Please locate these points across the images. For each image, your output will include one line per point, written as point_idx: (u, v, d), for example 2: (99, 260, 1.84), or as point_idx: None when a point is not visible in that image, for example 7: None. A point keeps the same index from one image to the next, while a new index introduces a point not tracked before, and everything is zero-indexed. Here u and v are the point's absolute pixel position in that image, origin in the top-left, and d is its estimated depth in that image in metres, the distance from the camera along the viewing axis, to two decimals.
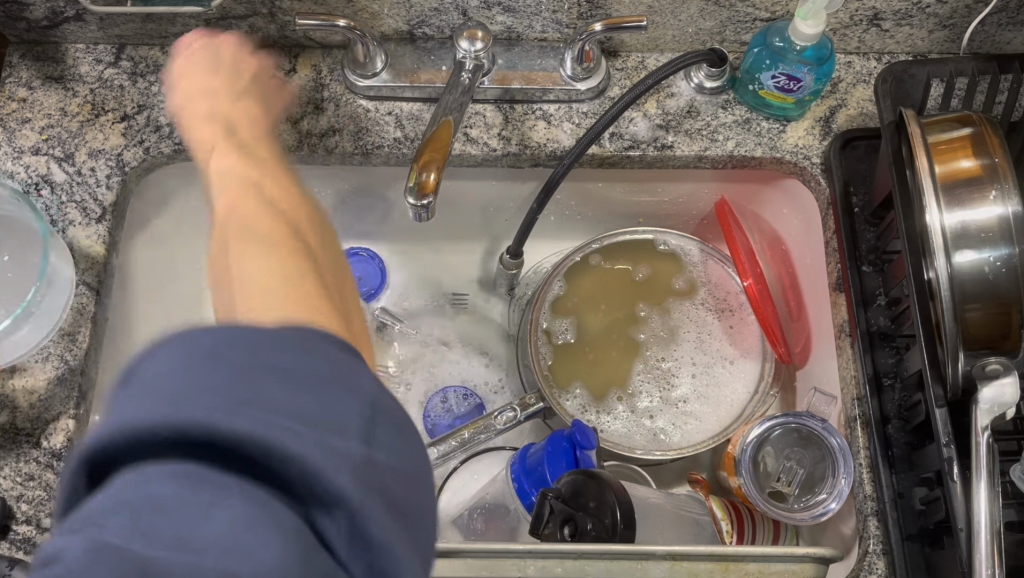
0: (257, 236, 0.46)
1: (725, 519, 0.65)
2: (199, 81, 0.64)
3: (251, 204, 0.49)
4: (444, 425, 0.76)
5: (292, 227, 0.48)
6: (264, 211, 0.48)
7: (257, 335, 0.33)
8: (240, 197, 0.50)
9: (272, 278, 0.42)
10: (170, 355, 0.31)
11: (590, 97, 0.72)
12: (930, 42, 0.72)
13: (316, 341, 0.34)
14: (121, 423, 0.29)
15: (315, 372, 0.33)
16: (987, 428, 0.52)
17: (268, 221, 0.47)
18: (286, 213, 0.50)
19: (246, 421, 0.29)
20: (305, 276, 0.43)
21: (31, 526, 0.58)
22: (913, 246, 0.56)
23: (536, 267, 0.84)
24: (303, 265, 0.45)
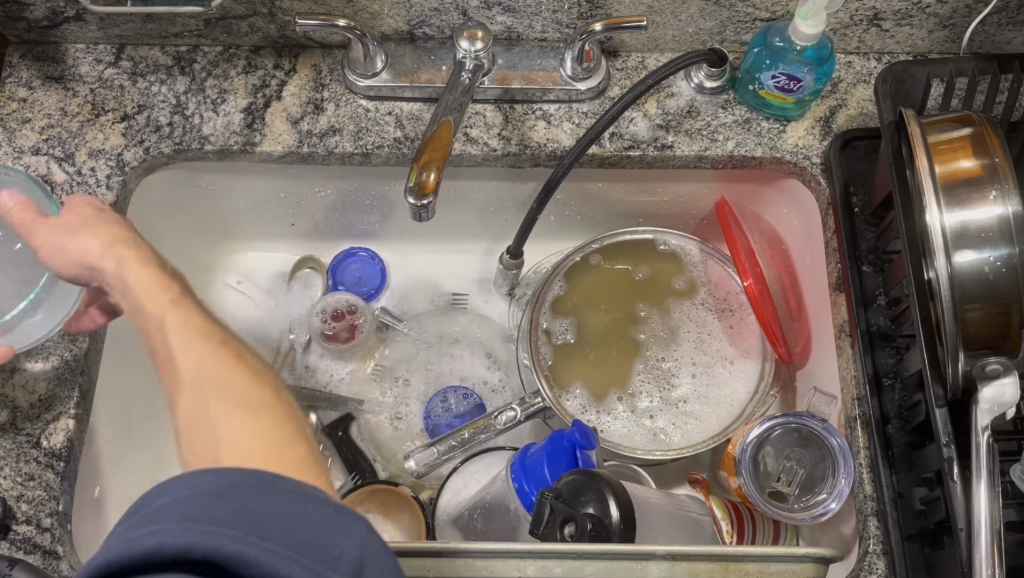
0: (214, 388, 0.46)
1: (725, 519, 0.65)
2: (76, 226, 0.57)
3: (195, 347, 0.48)
4: (444, 424, 0.76)
5: (238, 363, 0.48)
6: (210, 354, 0.48)
7: (258, 475, 0.35)
8: (176, 341, 0.49)
9: (240, 435, 0.43)
10: (184, 485, 0.34)
11: (591, 97, 0.72)
12: (930, 42, 0.72)
13: (310, 489, 0.36)
14: (133, 542, 0.32)
15: (315, 513, 0.35)
16: (986, 428, 0.52)
17: (216, 366, 0.47)
18: (230, 343, 0.50)
19: (248, 547, 0.32)
20: (272, 420, 0.45)
21: (31, 526, 0.57)
22: (913, 246, 0.56)
23: (536, 267, 0.84)
24: (268, 405, 0.46)
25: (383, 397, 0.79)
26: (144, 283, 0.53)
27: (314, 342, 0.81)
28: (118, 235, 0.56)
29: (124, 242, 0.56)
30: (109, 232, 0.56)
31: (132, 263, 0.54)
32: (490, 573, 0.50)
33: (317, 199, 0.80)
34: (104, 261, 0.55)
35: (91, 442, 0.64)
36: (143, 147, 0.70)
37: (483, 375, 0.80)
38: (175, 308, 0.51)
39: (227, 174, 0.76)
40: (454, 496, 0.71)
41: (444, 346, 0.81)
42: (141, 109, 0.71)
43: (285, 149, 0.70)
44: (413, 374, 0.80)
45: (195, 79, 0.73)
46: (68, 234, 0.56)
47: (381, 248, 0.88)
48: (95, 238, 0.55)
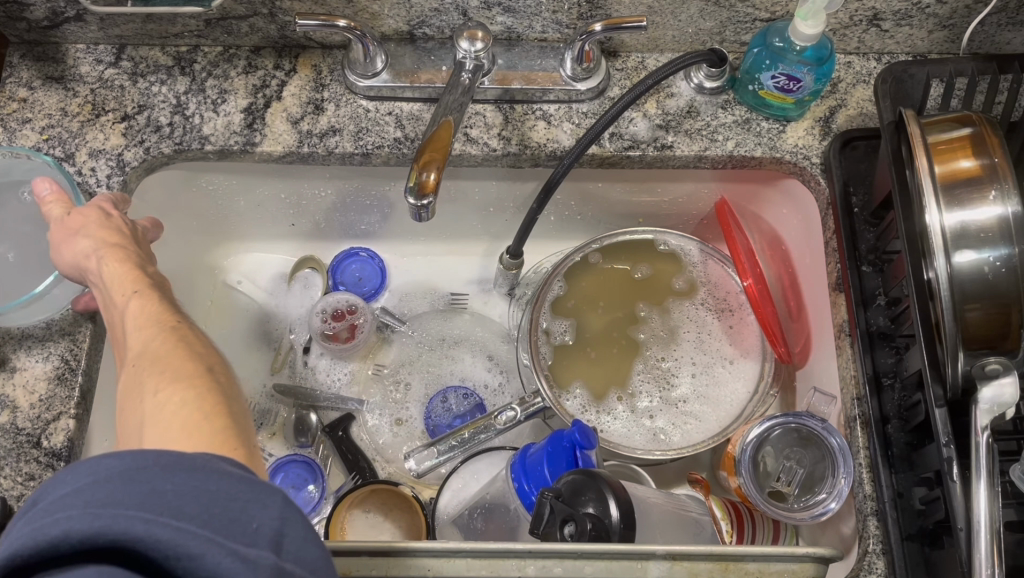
0: (152, 366, 0.46)
1: (725, 519, 0.66)
2: (72, 230, 0.57)
3: (147, 329, 0.49)
4: (444, 424, 0.76)
5: (186, 346, 0.48)
6: (158, 337, 0.48)
7: (164, 454, 0.35)
8: (132, 326, 0.50)
9: (161, 409, 0.43)
10: (88, 470, 0.34)
11: (591, 97, 0.72)
12: (930, 42, 0.72)
13: (220, 464, 0.36)
14: (38, 531, 0.31)
15: (226, 489, 0.35)
16: (987, 428, 0.52)
17: (160, 347, 0.47)
18: (183, 326, 0.50)
19: (158, 527, 0.31)
20: (197, 395, 0.44)
21: None
22: (913, 246, 0.56)
23: (536, 267, 0.84)
24: (197, 380, 0.45)
25: (383, 397, 0.79)
26: (114, 273, 0.54)
27: (313, 343, 0.81)
28: (103, 225, 0.57)
29: (107, 233, 0.57)
30: (89, 222, 0.57)
31: (109, 253, 0.55)
32: (490, 572, 0.50)
33: (316, 199, 0.80)
34: (80, 251, 0.56)
35: (92, 441, 0.64)
36: (143, 147, 0.70)
37: (483, 375, 0.80)
38: (138, 294, 0.52)
39: (225, 174, 0.76)
40: (454, 495, 0.71)
41: (444, 345, 0.81)
42: (141, 109, 0.71)
43: (285, 149, 0.70)
44: (413, 374, 0.80)
45: (195, 79, 0.73)
46: (63, 239, 0.57)
47: (381, 247, 0.88)
48: (84, 240, 0.56)
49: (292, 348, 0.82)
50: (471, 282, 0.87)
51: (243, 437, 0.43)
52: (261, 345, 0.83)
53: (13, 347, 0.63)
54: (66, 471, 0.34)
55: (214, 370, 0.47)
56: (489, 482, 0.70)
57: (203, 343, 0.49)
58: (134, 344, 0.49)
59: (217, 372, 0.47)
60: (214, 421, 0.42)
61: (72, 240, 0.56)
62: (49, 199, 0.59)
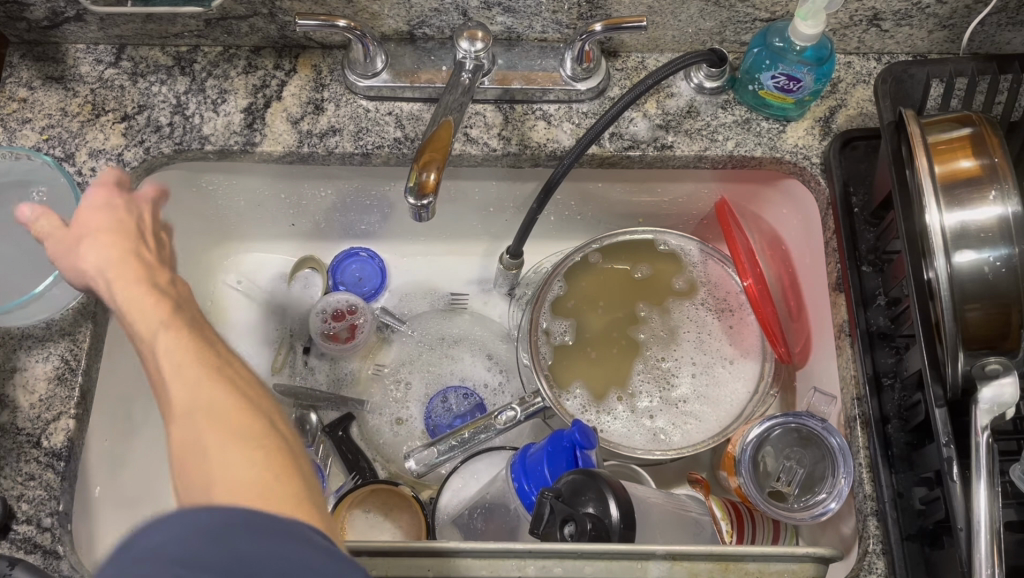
0: (204, 411, 0.42)
1: (725, 519, 0.66)
2: (81, 234, 0.54)
3: (187, 366, 0.44)
4: (444, 425, 0.76)
5: (235, 385, 0.44)
6: (204, 377, 0.43)
7: (247, 514, 0.34)
8: (168, 360, 0.45)
9: (231, 466, 0.39)
10: (182, 522, 0.33)
11: (591, 97, 0.72)
12: (930, 42, 0.72)
13: (300, 528, 0.35)
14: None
15: (308, 559, 0.34)
16: (986, 428, 0.52)
17: (213, 391, 0.43)
18: (226, 363, 0.45)
19: None
20: (266, 449, 0.41)
21: (31, 525, 0.58)
22: (913, 246, 0.56)
23: (536, 267, 0.84)
24: (259, 431, 0.42)
25: (383, 397, 0.79)
26: (136, 294, 0.49)
27: (314, 343, 0.81)
28: (119, 237, 0.53)
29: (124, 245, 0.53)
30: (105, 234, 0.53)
31: (128, 269, 0.51)
32: (490, 572, 0.50)
33: (316, 199, 0.80)
34: (98, 264, 0.52)
35: (92, 441, 0.64)
36: (143, 147, 0.70)
37: (483, 374, 0.80)
38: (169, 325, 0.47)
39: (225, 174, 0.76)
40: (454, 495, 0.71)
41: (444, 345, 0.81)
42: (141, 109, 0.71)
43: (285, 149, 0.70)
44: (413, 374, 0.80)
45: (195, 79, 0.73)
46: (72, 245, 0.53)
47: (381, 247, 0.88)
48: (96, 247, 0.52)
49: (292, 348, 0.82)
50: (471, 282, 0.87)
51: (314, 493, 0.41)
52: (262, 345, 0.83)
53: (13, 347, 0.63)
54: (152, 519, 0.33)
55: (269, 416, 0.43)
56: (489, 482, 0.70)
57: (250, 385, 0.45)
58: (171, 381, 0.44)
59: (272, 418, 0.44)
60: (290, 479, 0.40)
61: (100, 259, 0.52)
62: (36, 217, 0.55)
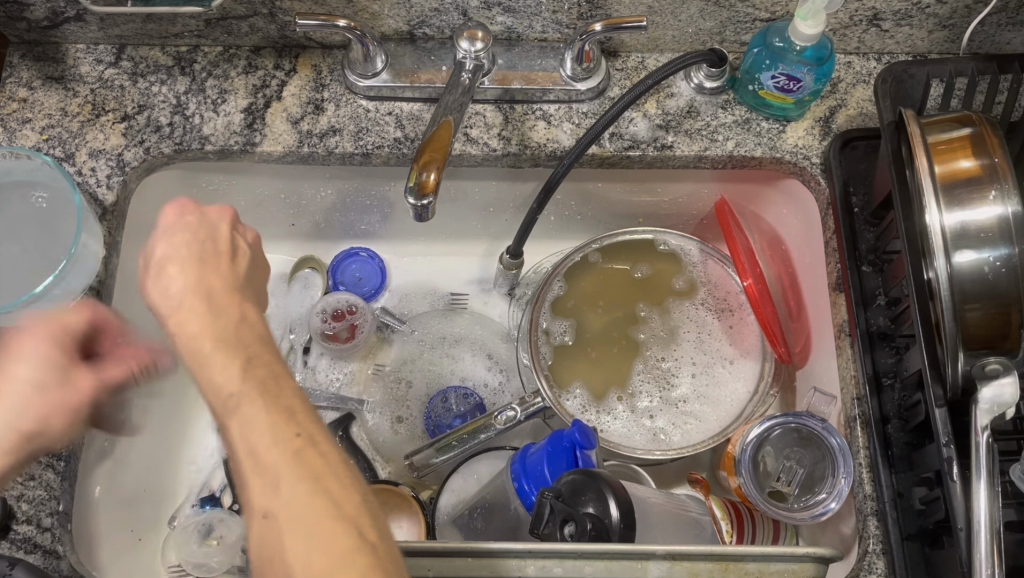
0: (288, 515, 0.38)
1: (725, 519, 0.66)
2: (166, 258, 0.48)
3: (268, 460, 0.40)
4: (444, 425, 0.76)
5: (319, 483, 0.39)
6: (288, 475, 0.39)
7: None
8: (248, 449, 0.40)
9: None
10: None
11: (591, 97, 0.72)
12: (930, 42, 0.72)
13: None
14: None
15: None
16: (987, 428, 0.52)
17: (295, 496, 0.39)
18: (310, 449, 0.40)
19: None
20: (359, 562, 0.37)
21: (31, 526, 0.58)
22: (913, 246, 0.56)
23: (536, 267, 0.84)
24: (347, 540, 0.38)
25: (383, 397, 0.79)
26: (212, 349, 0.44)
27: (314, 343, 0.81)
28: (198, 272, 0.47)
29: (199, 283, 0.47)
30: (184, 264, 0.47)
31: (204, 313, 0.45)
32: (490, 572, 0.50)
33: (317, 199, 0.80)
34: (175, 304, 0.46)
35: (92, 441, 0.64)
36: (143, 147, 0.70)
37: (484, 374, 0.80)
38: (241, 399, 0.41)
39: (226, 174, 0.75)
40: (454, 495, 0.71)
41: (444, 345, 0.81)
42: (141, 109, 0.71)
43: (285, 149, 0.70)
44: (413, 374, 0.80)
45: (195, 79, 0.73)
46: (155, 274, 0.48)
47: (381, 248, 0.88)
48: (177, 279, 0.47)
49: (292, 348, 0.82)
50: (471, 282, 0.86)
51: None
52: None
53: None
54: None
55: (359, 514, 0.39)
56: (489, 481, 0.70)
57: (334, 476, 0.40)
58: (252, 477, 0.40)
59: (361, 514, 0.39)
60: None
61: (174, 291, 0.46)
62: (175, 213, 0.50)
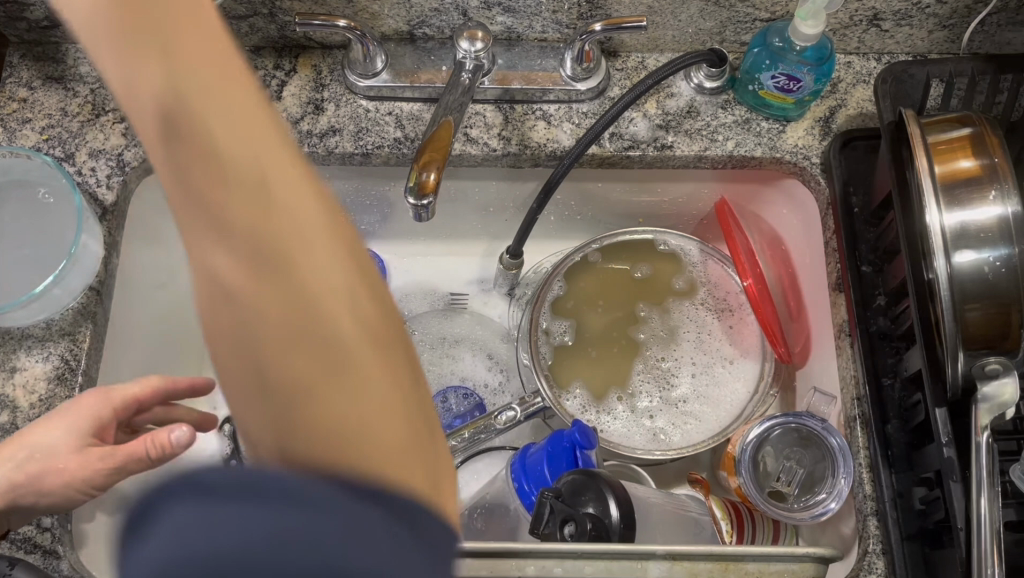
0: (284, 300, 0.29)
1: (725, 519, 0.65)
2: None
3: (239, 193, 0.31)
4: (444, 425, 0.76)
5: (298, 232, 0.30)
6: (272, 193, 0.31)
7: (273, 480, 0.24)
8: (206, 179, 0.31)
9: (344, 418, 0.27)
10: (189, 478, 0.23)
11: (591, 97, 0.72)
12: (930, 42, 0.72)
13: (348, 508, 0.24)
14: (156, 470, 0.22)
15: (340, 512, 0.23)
16: (987, 428, 0.52)
17: (275, 177, 0.31)
18: (292, 181, 0.32)
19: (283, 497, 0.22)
20: (398, 417, 0.28)
21: (31, 526, 0.57)
22: (913, 246, 0.56)
23: (535, 267, 0.84)
24: (377, 367, 0.29)
25: None
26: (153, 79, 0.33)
27: None
28: None
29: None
30: None
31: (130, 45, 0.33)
32: (490, 572, 0.49)
33: None
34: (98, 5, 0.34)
35: None
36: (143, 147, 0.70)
37: (484, 374, 0.80)
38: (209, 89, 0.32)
39: None
40: None
41: (444, 345, 0.81)
42: None
43: None
44: None
45: None
46: None
47: (380, 248, 0.87)
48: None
49: None
50: (471, 283, 0.86)
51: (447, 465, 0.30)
52: None
53: (14, 348, 0.63)
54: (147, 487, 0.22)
55: (393, 335, 0.32)
56: (489, 482, 0.70)
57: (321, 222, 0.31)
58: (237, 272, 0.30)
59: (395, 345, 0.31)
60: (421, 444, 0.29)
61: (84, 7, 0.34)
62: None
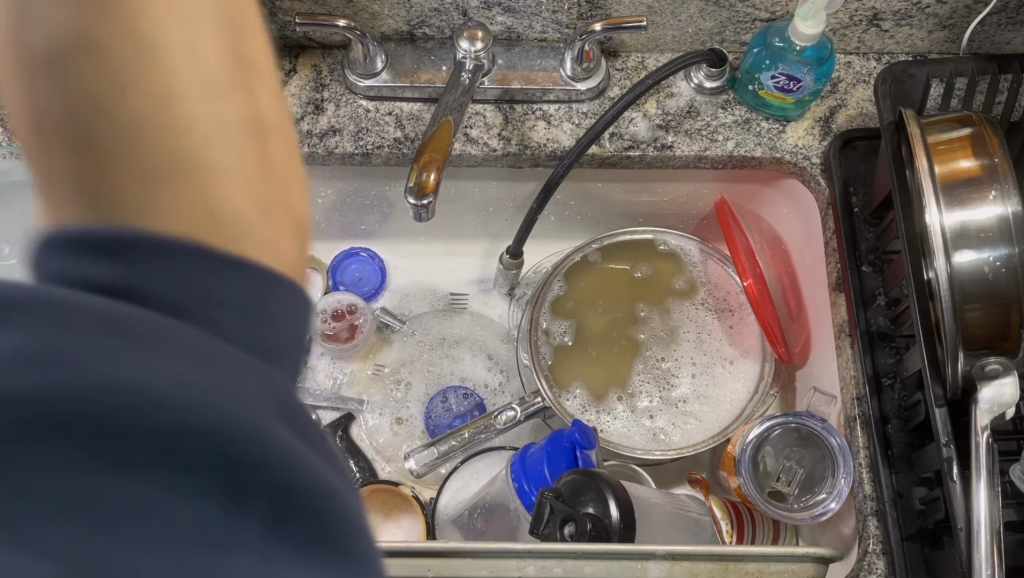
0: (101, 29, 0.26)
1: (725, 519, 0.66)
2: None
3: None
4: (444, 425, 0.76)
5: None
6: None
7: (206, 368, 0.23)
8: None
9: (173, 136, 0.26)
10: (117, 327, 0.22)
11: (591, 97, 0.72)
12: (930, 42, 0.72)
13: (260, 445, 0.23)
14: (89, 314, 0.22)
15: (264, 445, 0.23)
16: (987, 428, 0.52)
17: None
18: None
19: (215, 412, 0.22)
20: (240, 142, 0.28)
21: None
22: (913, 246, 0.56)
23: (535, 267, 0.84)
24: (210, 117, 0.27)
25: (383, 397, 0.79)
26: None
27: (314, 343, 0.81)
28: None
29: None
30: None
31: None
32: (490, 572, 0.49)
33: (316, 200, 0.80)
34: None
35: None
36: None
37: (483, 374, 0.80)
38: None
39: None
40: (453, 496, 0.71)
41: (444, 345, 0.81)
42: None
43: None
44: (413, 374, 0.80)
45: None
46: None
47: (381, 247, 0.87)
48: None
49: None
50: (471, 283, 0.86)
51: (297, 181, 0.30)
52: None
53: None
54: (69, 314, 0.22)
55: (251, 48, 0.29)
56: (489, 482, 0.70)
57: None
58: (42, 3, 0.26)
59: (252, 58, 0.30)
60: (268, 168, 0.29)
61: None
62: None
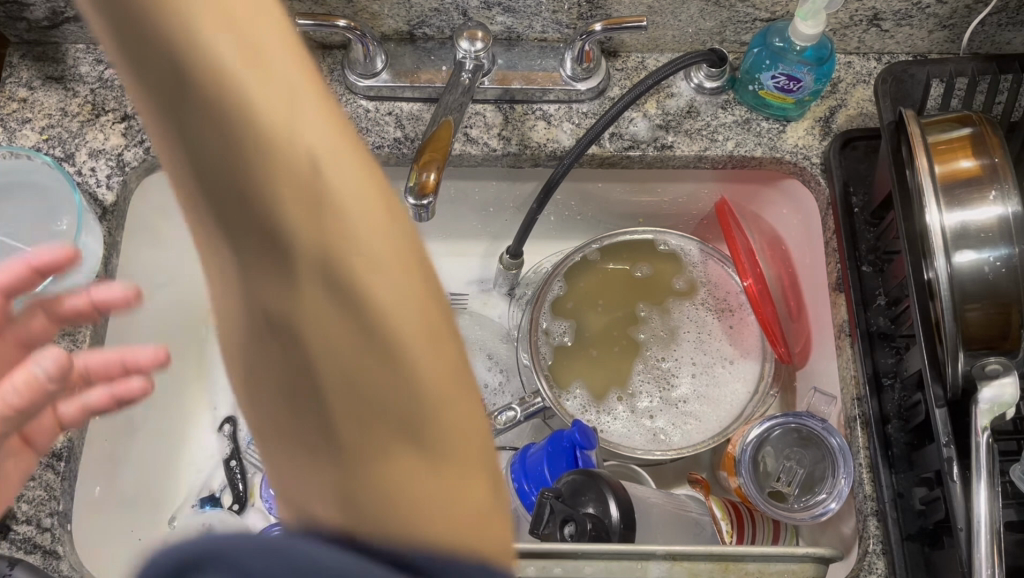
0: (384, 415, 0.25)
1: (725, 519, 0.65)
2: None
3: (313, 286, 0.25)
4: None
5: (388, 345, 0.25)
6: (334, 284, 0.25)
7: None
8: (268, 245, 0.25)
9: (425, 477, 0.25)
10: None
11: (591, 97, 0.72)
12: (930, 42, 0.72)
13: None
14: None
15: None
16: (987, 428, 0.52)
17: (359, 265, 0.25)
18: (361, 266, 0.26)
19: None
20: (428, 342, 0.26)
21: (31, 526, 0.57)
22: (914, 245, 0.56)
23: (535, 267, 0.84)
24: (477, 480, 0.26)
25: None
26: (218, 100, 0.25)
27: None
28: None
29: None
30: None
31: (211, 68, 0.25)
32: None
33: None
34: None
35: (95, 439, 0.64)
36: (143, 147, 0.70)
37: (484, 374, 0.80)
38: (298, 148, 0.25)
39: None
40: None
41: None
42: None
43: None
44: None
45: None
46: None
47: None
48: None
49: None
50: (471, 282, 0.86)
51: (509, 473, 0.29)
52: None
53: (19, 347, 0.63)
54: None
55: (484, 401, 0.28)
56: None
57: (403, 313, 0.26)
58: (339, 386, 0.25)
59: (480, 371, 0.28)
60: (455, 377, 0.27)
61: None
62: None
